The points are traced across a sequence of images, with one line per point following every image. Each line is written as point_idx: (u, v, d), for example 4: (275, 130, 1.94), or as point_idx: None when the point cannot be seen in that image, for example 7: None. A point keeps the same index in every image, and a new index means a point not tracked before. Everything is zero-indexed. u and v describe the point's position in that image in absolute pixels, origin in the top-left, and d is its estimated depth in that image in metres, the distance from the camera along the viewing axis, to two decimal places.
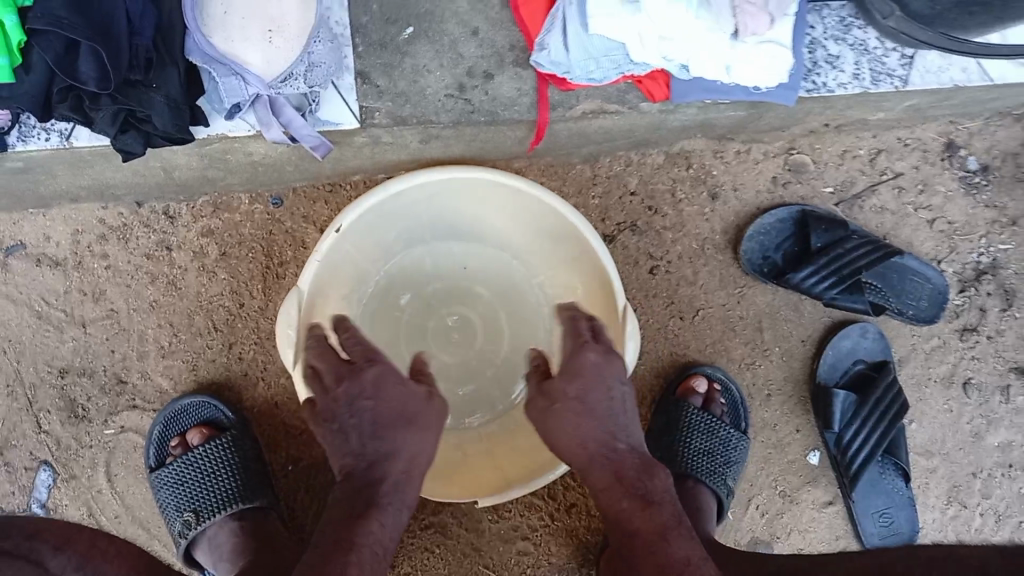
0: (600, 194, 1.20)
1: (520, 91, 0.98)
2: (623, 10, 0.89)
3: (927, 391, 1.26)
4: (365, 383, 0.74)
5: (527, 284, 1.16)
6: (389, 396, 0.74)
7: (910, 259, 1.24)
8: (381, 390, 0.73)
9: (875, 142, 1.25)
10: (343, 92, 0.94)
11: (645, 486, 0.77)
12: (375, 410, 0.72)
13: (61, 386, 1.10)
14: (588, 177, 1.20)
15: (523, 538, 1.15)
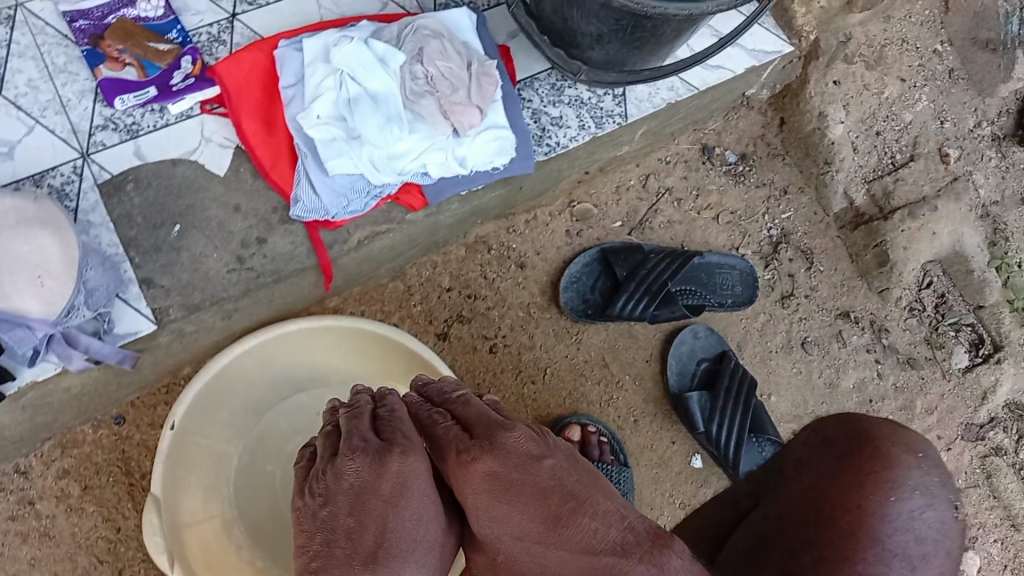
0: (419, 301, 1.29)
1: (294, 244, 1.06)
2: (349, 146, 1.01)
3: (773, 362, 1.36)
4: (371, 502, 0.62)
5: None
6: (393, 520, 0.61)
7: (711, 256, 1.37)
8: (386, 506, 0.62)
9: (641, 170, 1.40)
10: (133, 302, 1.01)
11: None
12: (380, 529, 0.60)
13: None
14: (403, 290, 1.28)
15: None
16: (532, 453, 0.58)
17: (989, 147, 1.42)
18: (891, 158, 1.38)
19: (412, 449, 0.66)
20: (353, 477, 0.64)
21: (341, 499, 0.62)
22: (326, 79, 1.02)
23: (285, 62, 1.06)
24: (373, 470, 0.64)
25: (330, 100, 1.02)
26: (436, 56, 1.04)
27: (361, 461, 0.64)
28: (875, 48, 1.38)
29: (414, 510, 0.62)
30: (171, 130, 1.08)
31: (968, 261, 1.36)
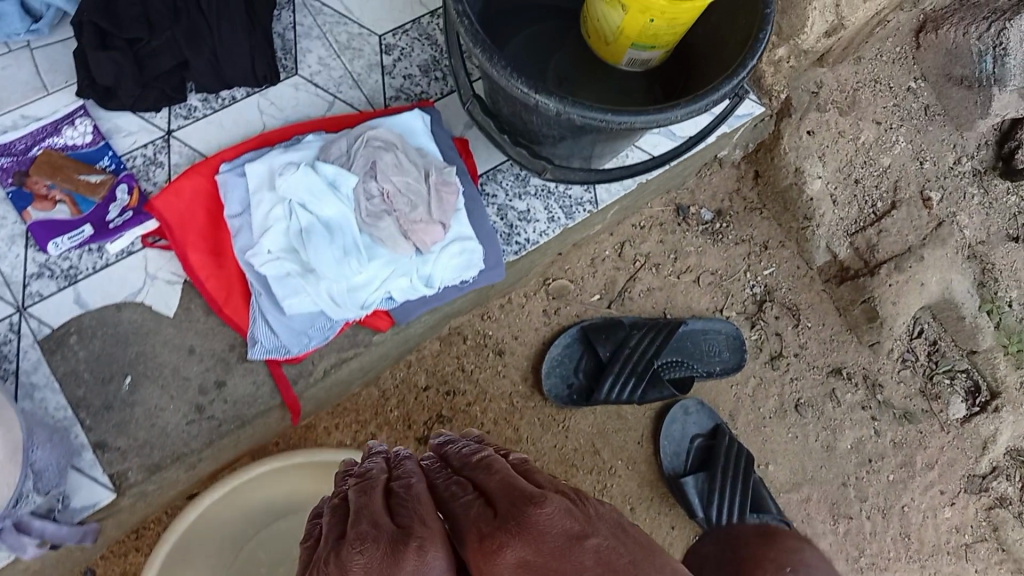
0: (396, 405, 1.22)
1: (256, 383, 0.99)
2: (305, 282, 0.94)
3: (768, 429, 1.32)
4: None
5: None
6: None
7: (695, 323, 1.32)
8: None
9: (616, 238, 1.34)
10: (88, 470, 0.93)
11: None
12: None
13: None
14: (378, 395, 1.22)
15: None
16: (575, 533, 0.43)
17: (970, 183, 1.37)
18: (872, 207, 1.33)
19: (429, 530, 0.47)
20: (359, 571, 0.43)
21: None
22: (273, 208, 0.95)
23: (228, 189, 0.98)
24: (385, 564, 0.43)
25: (280, 232, 0.94)
26: (390, 171, 0.97)
27: (374, 549, 0.44)
28: (847, 93, 1.32)
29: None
30: (111, 271, 1.00)
31: (959, 308, 1.32)
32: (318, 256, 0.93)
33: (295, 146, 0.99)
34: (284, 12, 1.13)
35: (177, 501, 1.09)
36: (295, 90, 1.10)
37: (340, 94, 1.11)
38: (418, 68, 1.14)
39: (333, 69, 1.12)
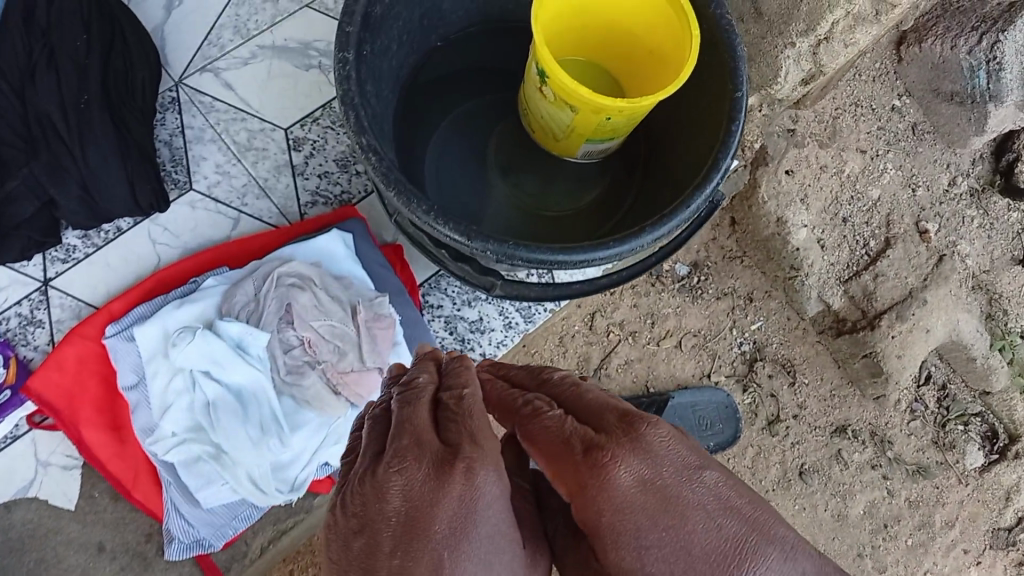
0: None
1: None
2: (217, 469, 0.80)
3: (773, 502, 1.20)
4: (425, 544, 0.35)
5: None
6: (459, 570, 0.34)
7: (681, 396, 1.19)
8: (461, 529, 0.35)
9: (584, 310, 1.19)
10: None
11: None
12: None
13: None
14: None
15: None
16: (685, 479, 0.37)
17: (968, 206, 1.23)
18: (865, 247, 1.19)
19: (492, 448, 0.41)
20: (399, 496, 0.37)
21: (385, 530, 0.36)
22: (173, 381, 0.80)
23: (118, 358, 0.83)
24: (429, 491, 0.36)
25: (184, 408, 0.80)
26: (309, 316, 0.81)
27: (416, 470, 0.38)
28: (826, 122, 1.17)
29: (495, 565, 0.35)
30: None
31: (969, 350, 1.19)
32: (231, 438, 0.79)
33: (193, 294, 0.83)
34: (169, 115, 0.96)
35: None
36: (193, 209, 0.94)
37: (246, 206, 0.95)
38: (335, 163, 0.97)
39: (234, 176, 0.95)
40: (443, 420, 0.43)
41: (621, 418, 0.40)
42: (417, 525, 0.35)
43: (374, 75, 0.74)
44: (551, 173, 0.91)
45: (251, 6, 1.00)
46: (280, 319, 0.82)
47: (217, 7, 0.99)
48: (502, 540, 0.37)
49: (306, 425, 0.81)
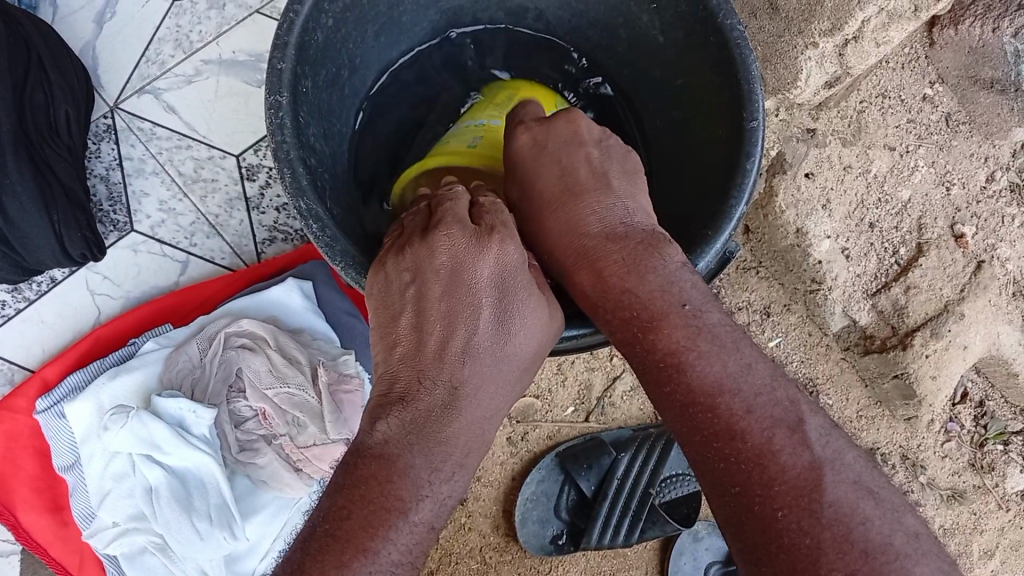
0: None
1: None
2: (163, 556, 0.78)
3: None
4: (467, 291, 0.52)
5: None
6: (488, 310, 0.52)
7: None
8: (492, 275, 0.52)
9: None
10: None
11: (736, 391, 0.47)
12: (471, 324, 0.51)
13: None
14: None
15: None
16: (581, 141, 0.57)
17: (1007, 203, 1.10)
18: (894, 255, 1.07)
19: (516, 231, 0.55)
20: (448, 254, 0.52)
21: (432, 276, 0.52)
22: (112, 463, 0.79)
23: (52, 435, 0.80)
24: (473, 252, 0.52)
25: (123, 494, 0.78)
26: (261, 381, 0.77)
27: (460, 234, 0.53)
28: (850, 118, 1.06)
29: (520, 303, 0.52)
30: None
31: (1009, 365, 1.08)
32: (173, 529, 0.77)
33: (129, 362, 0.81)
34: (104, 145, 0.88)
35: None
36: (135, 252, 0.87)
37: (195, 247, 0.88)
38: None
39: (180, 214, 0.88)
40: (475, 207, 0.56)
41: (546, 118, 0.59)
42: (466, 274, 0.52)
43: (318, 112, 0.64)
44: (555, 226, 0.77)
45: (193, 15, 0.90)
46: (230, 389, 0.79)
47: (154, 18, 0.90)
48: (525, 284, 0.53)
49: (261, 510, 0.80)
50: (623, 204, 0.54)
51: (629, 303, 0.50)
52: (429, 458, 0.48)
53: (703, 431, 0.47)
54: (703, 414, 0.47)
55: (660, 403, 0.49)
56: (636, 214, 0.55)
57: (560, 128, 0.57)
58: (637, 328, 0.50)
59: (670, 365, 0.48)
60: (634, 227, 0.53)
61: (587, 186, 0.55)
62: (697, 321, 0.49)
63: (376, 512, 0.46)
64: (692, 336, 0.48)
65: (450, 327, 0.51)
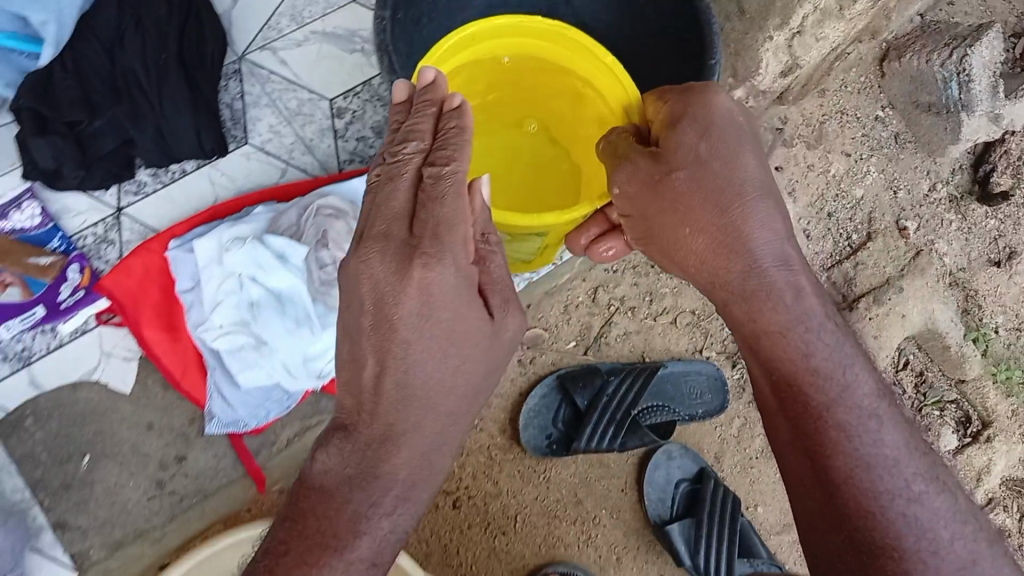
0: None
1: (218, 457, 1.00)
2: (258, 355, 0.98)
3: (756, 470, 1.29)
4: (386, 343, 0.65)
5: None
6: (407, 356, 0.65)
7: (674, 365, 1.30)
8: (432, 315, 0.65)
9: (589, 284, 1.32)
10: (50, 549, 0.96)
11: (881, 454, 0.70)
12: (394, 365, 0.65)
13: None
14: None
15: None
16: (743, 169, 0.73)
17: (946, 209, 1.33)
18: (848, 239, 1.31)
19: (447, 245, 0.65)
20: (370, 292, 0.65)
21: (365, 325, 0.66)
22: (225, 283, 0.99)
23: (178, 265, 1.01)
24: (395, 284, 0.64)
25: (233, 306, 0.99)
26: (344, 238, 1.00)
27: (380, 263, 0.65)
28: (813, 126, 1.32)
29: (442, 340, 0.66)
30: (63, 352, 1.01)
31: (943, 338, 1.29)
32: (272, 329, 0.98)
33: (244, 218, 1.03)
34: (231, 83, 1.16)
35: None
36: (247, 159, 1.14)
37: (292, 160, 1.15)
38: (371, 130, 1.16)
39: (284, 136, 1.15)
40: (417, 189, 0.67)
41: (714, 134, 0.74)
42: (389, 308, 0.64)
43: (404, 35, 0.92)
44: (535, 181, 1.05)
45: None
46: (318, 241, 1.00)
47: None
48: (460, 302, 0.66)
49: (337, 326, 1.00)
50: (776, 241, 0.73)
51: (800, 362, 0.73)
52: (368, 494, 0.67)
53: (850, 457, 0.70)
54: (852, 442, 0.70)
55: (817, 432, 0.71)
56: (774, 245, 0.73)
57: (720, 143, 0.73)
58: (808, 379, 0.73)
59: (816, 392, 0.72)
60: (780, 276, 0.73)
61: (755, 187, 0.73)
62: (844, 386, 0.73)
63: (317, 537, 0.66)
64: (846, 395, 0.72)
65: (384, 370, 0.66)
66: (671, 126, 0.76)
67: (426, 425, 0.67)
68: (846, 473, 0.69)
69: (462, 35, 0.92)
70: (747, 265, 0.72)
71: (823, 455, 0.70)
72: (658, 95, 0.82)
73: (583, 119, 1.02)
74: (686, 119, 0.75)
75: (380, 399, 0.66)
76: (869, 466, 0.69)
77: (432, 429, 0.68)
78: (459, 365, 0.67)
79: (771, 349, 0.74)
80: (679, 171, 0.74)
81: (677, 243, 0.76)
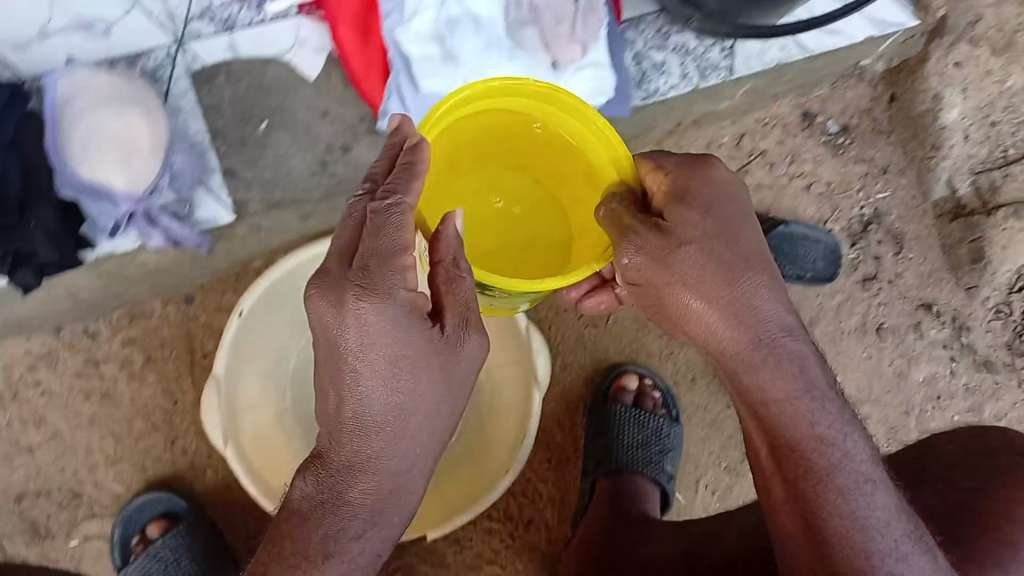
0: None
1: (379, 156, 1.05)
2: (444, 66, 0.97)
3: (844, 343, 1.33)
4: (338, 371, 0.67)
5: None
6: (353, 384, 0.67)
7: (797, 226, 1.32)
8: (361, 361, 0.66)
9: (736, 129, 1.30)
10: (215, 190, 1.02)
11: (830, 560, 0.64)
12: (353, 396, 0.67)
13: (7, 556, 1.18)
14: None
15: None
16: (737, 242, 0.69)
17: None
18: (1004, 152, 1.30)
19: (390, 283, 0.64)
20: (319, 326, 0.66)
21: (320, 347, 0.68)
22: None
23: None
24: (339, 318, 0.64)
25: (432, 16, 0.96)
26: None
27: (318, 312, 0.65)
28: (1005, 34, 1.28)
29: (394, 377, 0.67)
30: (263, 30, 1.01)
31: None
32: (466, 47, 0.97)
33: None
34: None
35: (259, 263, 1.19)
36: None
37: None
38: None
39: None
40: (362, 228, 0.65)
41: (705, 203, 0.70)
42: (335, 345, 0.66)
43: None
44: (532, 240, 0.87)
45: None
46: None
47: None
48: (365, 375, 0.66)
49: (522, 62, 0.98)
50: (778, 309, 0.68)
51: (794, 437, 0.66)
52: (336, 520, 0.70)
53: (845, 519, 0.65)
54: (839, 496, 0.65)
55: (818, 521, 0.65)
56: (789, 333, 0.68)
57: (722, 211, 0.70)
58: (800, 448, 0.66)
59: (828, 455, 0.66)
60: (793, 344, 0.67)
61: (755, 257, 0.69)
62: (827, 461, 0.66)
63: (301, 542, 0.70)
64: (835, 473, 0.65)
65: (342, 399, 0.68)
66: (664, 194, 0.71)
67: (386, 456, 0.69)
68: (841, 552, 0.64)
69: (469, 94, 0.75)
70: (756, 337, 0.67)
71: (815, 511, 0.65)
72: (634, 161, 0.76)
73: (577, 184, 0.84)
74: (677, 199, 0.70)
75: (343, 416, 0.69)
76: (849, 535, 0.64)
77: (394, 468, 0.70)
78: (422, 396, 0.68)
79: (766, 407, 0.67)
80: (692, 245, 0.67)
81: (676, 310, 0.70)
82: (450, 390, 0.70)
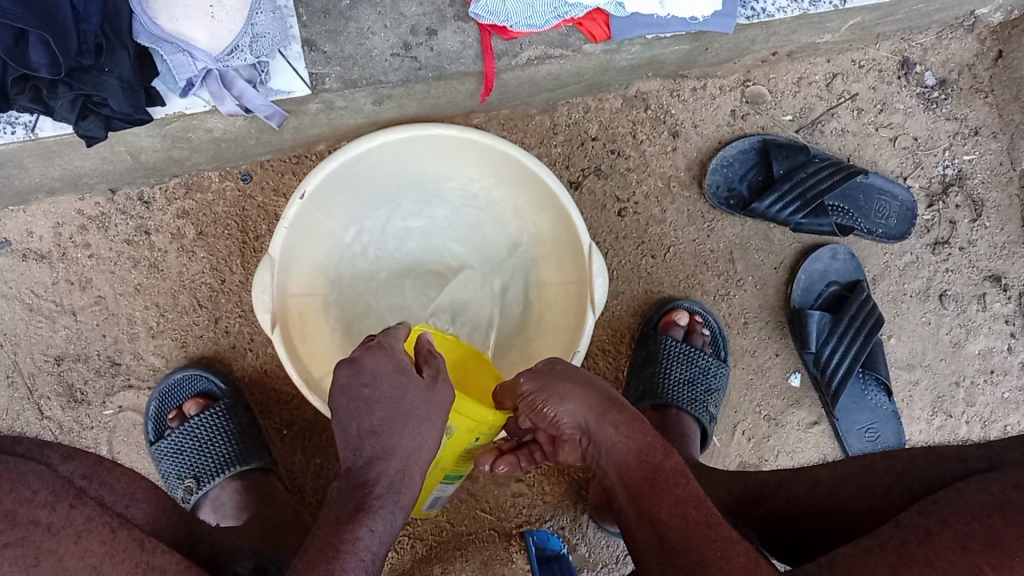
0: (584, 166, 1.22)
1: (464, 44, 1.00)
2: None
3: (904, 306, 1.29)
4: (355, 398, 0.73)
5: (482, 231, 1.13)
6: (366, 398, 0.73)
7: (875, 178, 1.26)
8: (375, 389, 0.73)
9: (830, 67, 1.25)
10: (292, 61, 0.97)
11: (665, 538, 0.68)
12: (375, 408, 0.72)
13: (43, 417, 1.14)
14: (577, 143, 1.21)
15: (491, 529, 1.21)
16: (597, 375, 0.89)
17: None
18: None
19: (389, 349, 0.76)
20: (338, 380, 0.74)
21: (339, 393, 0.74)
22: None
23: None
24: (348, 371, 0.73)
25: None
26: None
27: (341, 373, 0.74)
28: None
29: (403, 386, 0.74)
30: None
31: None
32: None
33: None
34: None
35: (320, 146, 1.14)
36: None
37: None
38: None
39: None
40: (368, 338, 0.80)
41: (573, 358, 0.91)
42: (346, 380, 0.73)
43: None
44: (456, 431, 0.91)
45: None
46: None
47: None
48: (380, 387, 0.73)
49: None
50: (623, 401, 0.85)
51: (646, 466, 0.76)
52: (385, 497, 0.71)
53: (679, 500, 0.71)
54: (675, 506, 0.70)
55: (658, 522, 0.70)
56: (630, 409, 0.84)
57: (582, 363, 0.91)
58: (642, 480, 0.75)
59: (677, 479, 0.74)
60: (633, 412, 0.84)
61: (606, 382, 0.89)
62: (676, 473, 0.75)
63: (333, 520, 0.67)
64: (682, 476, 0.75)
65: (359, 415, 0.72)
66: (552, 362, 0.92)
67: (406, 445, 0.73)
68: (681, 531, 0.67)
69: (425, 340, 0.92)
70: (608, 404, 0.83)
71: (660, 523, 0.69)
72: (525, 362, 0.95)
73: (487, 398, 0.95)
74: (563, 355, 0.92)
75: (359, 423, 0.72)
76: (690, 521, 0.68)
77: (406, 456, 0.73)
78: (422, 400, 0.75)
79: (620, 458, 0.78)
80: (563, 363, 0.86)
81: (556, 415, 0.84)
82: (433, 412, 0.75)
